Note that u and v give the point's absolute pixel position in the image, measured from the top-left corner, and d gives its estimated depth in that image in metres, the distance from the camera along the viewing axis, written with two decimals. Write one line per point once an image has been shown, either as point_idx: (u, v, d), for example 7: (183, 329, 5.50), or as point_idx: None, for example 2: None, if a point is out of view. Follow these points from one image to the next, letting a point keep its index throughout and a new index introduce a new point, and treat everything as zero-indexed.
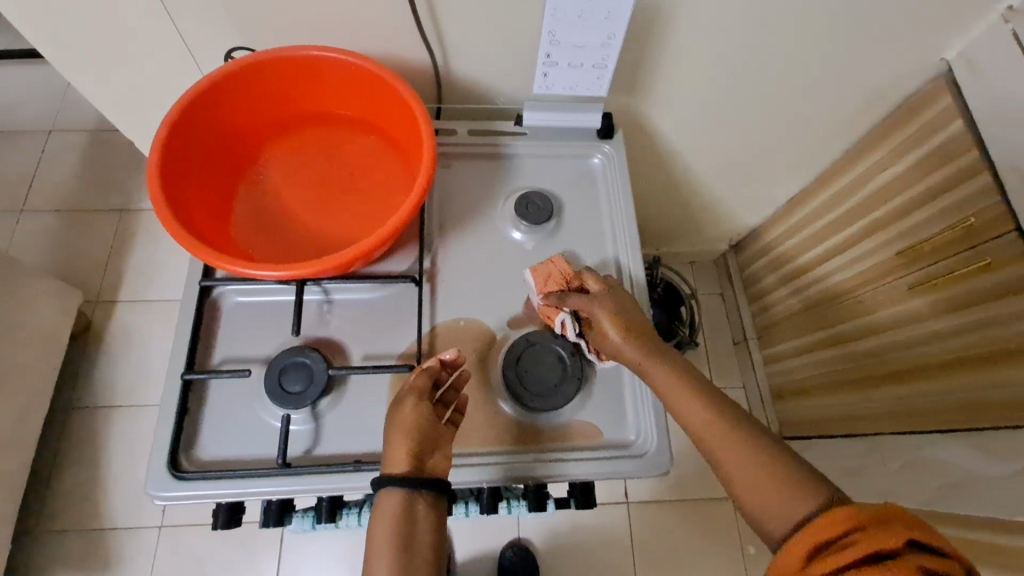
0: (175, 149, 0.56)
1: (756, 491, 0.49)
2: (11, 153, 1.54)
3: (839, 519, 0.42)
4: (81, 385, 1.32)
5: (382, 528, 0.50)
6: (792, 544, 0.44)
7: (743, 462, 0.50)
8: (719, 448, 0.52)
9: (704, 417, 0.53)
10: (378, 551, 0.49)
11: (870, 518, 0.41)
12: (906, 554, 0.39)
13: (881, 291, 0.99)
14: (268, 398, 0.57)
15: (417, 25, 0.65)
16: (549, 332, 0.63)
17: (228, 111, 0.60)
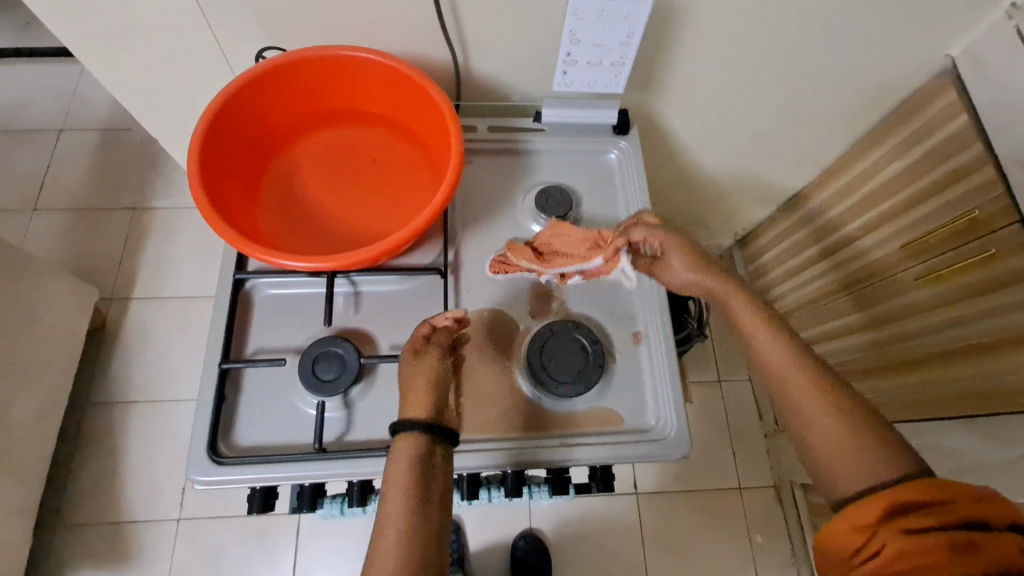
0: (212, 145, 0.58)
1: (838, 446, 0.51)
2: (23, 153, 1.55)
3: (933, 489, 0.46)
4: (98, 381, 1.34)
5: (399, 470, 0.50)
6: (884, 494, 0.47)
7: (830, 418, 0.51)
8: (804, 399, 0.53)
9: (795, 371, 0.54)
10: (394, 495, 0.49)
11: (972, 496, 0.45)
12: (999, 527, 0.44)
13: (887, 282, 1.01)
14: (302, 385, 0.59)
15: (440, 25, 0.67)
16: (571, 323, 0.66)
17: (261, 109, 0.62)
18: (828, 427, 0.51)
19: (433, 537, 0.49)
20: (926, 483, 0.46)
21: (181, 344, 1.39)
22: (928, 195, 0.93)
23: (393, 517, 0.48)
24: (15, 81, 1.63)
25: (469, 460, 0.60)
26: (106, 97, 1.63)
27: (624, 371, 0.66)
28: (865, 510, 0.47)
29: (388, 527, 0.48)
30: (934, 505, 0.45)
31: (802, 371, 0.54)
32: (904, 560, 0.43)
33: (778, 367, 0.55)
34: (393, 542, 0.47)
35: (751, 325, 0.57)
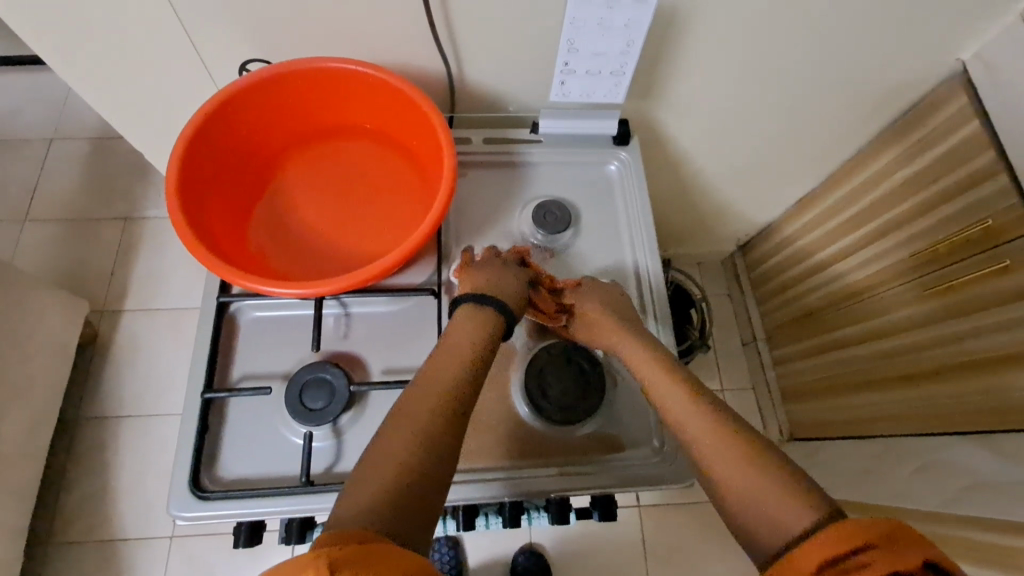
0: (193, 163, 0.55)
1: (745, 492, 0.45)
2: (13, 163, 1.53)
3: (845, 536, 0.37)
4: (89, 396, 1.31)
5: (461, 339, 0.53)
6: (794, 556, 0.39)
7: (736, 467, 0.47)
8: (709, 451, 0.49)
9: (699, 423, 0.51)
10: (447, 357, 0.51)
11: (880, 536, 0.37)
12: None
13: (895, 293, 0.99)
14: (289, 414, 0.56)
15: (432, 35, 0.64)
16: (571, 344, 0.63)
17: (245, 125, 0.59)
18: (730, 466, 0.47)
19: (466, 408, 0.49)
20: (834, 532, 0.38)
21: (174, 357, 1.36)
22: (937, 204, 0.90)
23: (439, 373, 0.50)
24: (5, 90, 1.61)
25: (463, 491, 0.58)
26: None
27: (624, 394, 0.63)
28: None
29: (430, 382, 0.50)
30: (841, 563, 0.36)
31: (707, 422, 0.51)
32: None
33: (683, 421, 0.52)
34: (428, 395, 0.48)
35: (648, 376, 0.56)
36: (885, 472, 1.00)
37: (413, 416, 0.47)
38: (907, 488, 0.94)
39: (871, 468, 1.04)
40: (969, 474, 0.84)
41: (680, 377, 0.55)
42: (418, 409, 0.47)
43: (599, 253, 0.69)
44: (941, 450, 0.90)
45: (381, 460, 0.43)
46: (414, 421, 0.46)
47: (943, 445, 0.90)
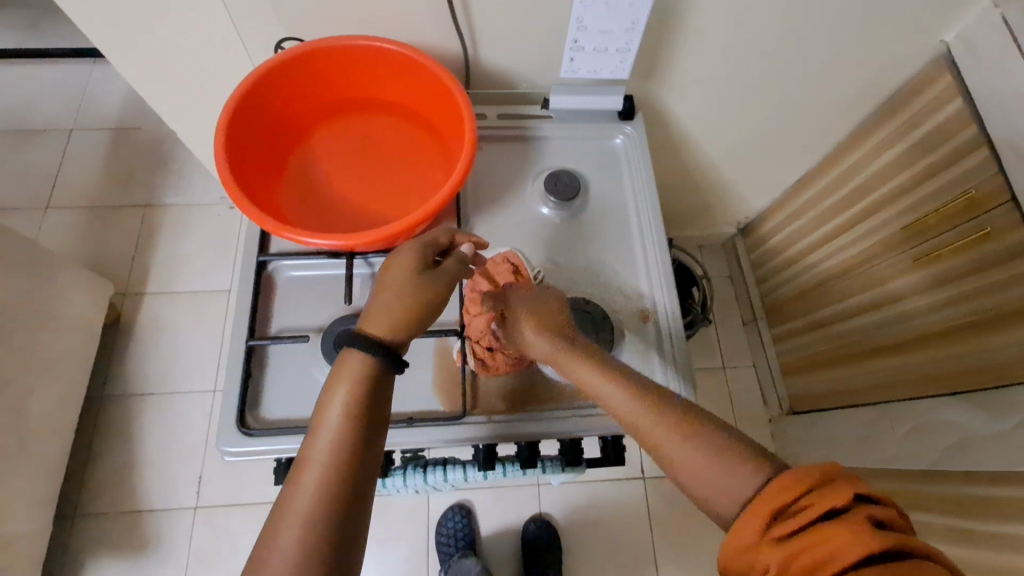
0: (235, 132, 0.60)
1: (715, 485, 0.46)
2: (36, 153, 1.59)
3: (789, 485, 0.42)
4: (115, 374, 1.37)
5: (331, 414, 0.48)
6: (748, 518, 0.43)
7: (715, 472, 0.46)
8: (682, 458, 0.48)
9: (664, 434, 0.49)
10: (316, 443, 0.47)
11: (816, 480, 0.42)
12: (851, 507, 0.40)
13: (886, 265, 1.04)
14: (324, 360, 0.61)
15: (452, 16, 0.69)
16: (581, 300, 0.68)
17: (283, 97, 0.64)
18: (695, 458, 0.47)
19: (350, 498, 0.46)
20: (780, 482, 0.43)
21: (196, 339, 1.42)
22: (924, 179, 0.96)
23: (313, 466, 0.46)
24: (30, 83, 1.67)
25: (484, 431, 0.62)
26: (118, 98, 1.67)
27: (632, 348, 0.68)
28: (735, 543, 0.43)
29: (300, 486, 0.45)
30: (790, 510, 0.42)
31: (680, 434, 0.49)
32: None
33: (667, 442, 0.49)
34: (303, 501, 0.44)
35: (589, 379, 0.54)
36: (881, 437, 1.06)
37: (290, 531, 0.43)
38: (900, 450, 1.01)
39: (868, 434, 1.10)
40: (955, 431, 0.91)
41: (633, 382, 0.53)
42: (287, 524, 0.43)
43: (606, 220, 0.75)
44: (931, 412, 0.96)
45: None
46: (289, 538, 0.42)
47: (933, 407, 0.95)
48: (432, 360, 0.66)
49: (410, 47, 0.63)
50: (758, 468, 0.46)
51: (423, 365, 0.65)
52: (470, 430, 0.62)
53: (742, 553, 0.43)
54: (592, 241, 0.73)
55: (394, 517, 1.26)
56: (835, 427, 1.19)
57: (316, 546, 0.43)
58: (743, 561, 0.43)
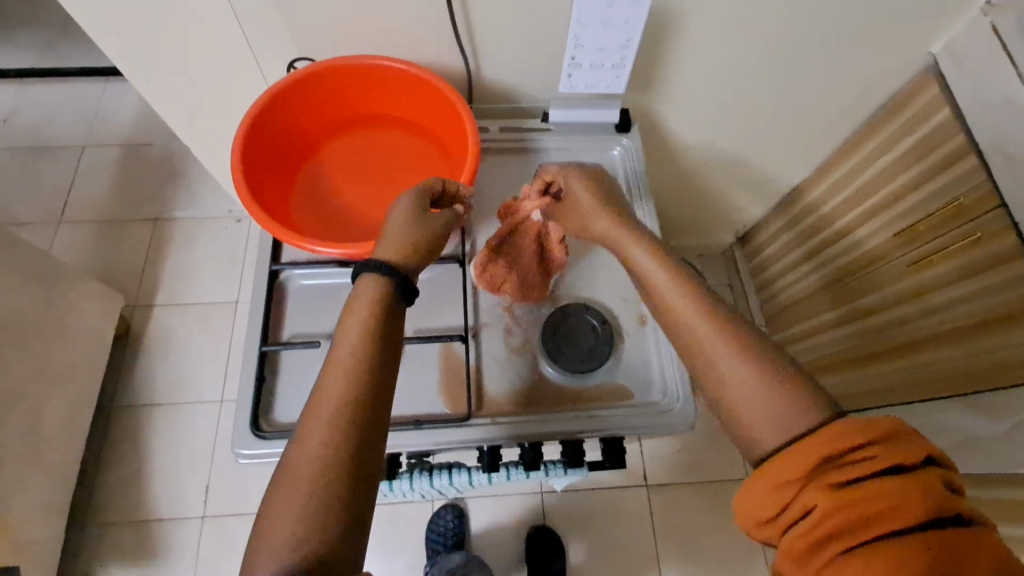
0: (251, 147, 0.63)
1: (747, 388, 0.49)
2: (49, 169, 1.63)
3: (854, 432, 0.44)
4: (125, 385, 1.39)
5: (350, 329, 0.51)
6: (795, 453, 0.45)
7: (751, 381, 0.49)
8: (720, 362, 0.51)
9: (704, 323, 0.53)
10: (341, 354, 0.50)
11: (884, 436, 0.44)
12: (916, 468, 0.43)
13: (882, 270, 1.06)
14: None
15: (454, 34, 0.72)
16: (581, 305, 0.71)
17: (297, 112, 0.68)
18: (735, 362, 0.50)
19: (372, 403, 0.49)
20: (846, 426, 0.45)
21: (204, 351, 1.44)
22: (917, 185, 0.98)
23: (331, 388, 0.48)
24: (43, 102, 1.72)
25: (489, 433, 0.64)
26: (129, 115, 1.72)
27: (631, 351, 0.70)
28: (776, 473, 0.45)
29: (327, 393, 0.48)
30: (851, 457, 0.44)
31: (723, 344, 0.52)
32: (831, 515, 0.42)
33: (703, 335, 0.53)
34: (329, 406, 0.47)
35: (646, 268, 0.59)
36: None
37: (314, 447, 0.45)
38: None
39: None
40: (958, 431, 0.92)
41: (686, 276, 0.57)
42: (315, 427, 0.46)
43: None
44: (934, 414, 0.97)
45: (290, 497, 0.43)
46: (312, 452, 0.45)
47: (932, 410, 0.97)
48: (437, 363, 0.68)
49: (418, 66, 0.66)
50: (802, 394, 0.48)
51: (428, 369, 0.67)
52: (475, 431, 0.64)
53: (781, 487, 0.45)
54: (592, 249, 0.76)
55: (400, 525, 1.28)
56: None
57: (342, 444, 0.46)
58: (781, 492, 0.45)
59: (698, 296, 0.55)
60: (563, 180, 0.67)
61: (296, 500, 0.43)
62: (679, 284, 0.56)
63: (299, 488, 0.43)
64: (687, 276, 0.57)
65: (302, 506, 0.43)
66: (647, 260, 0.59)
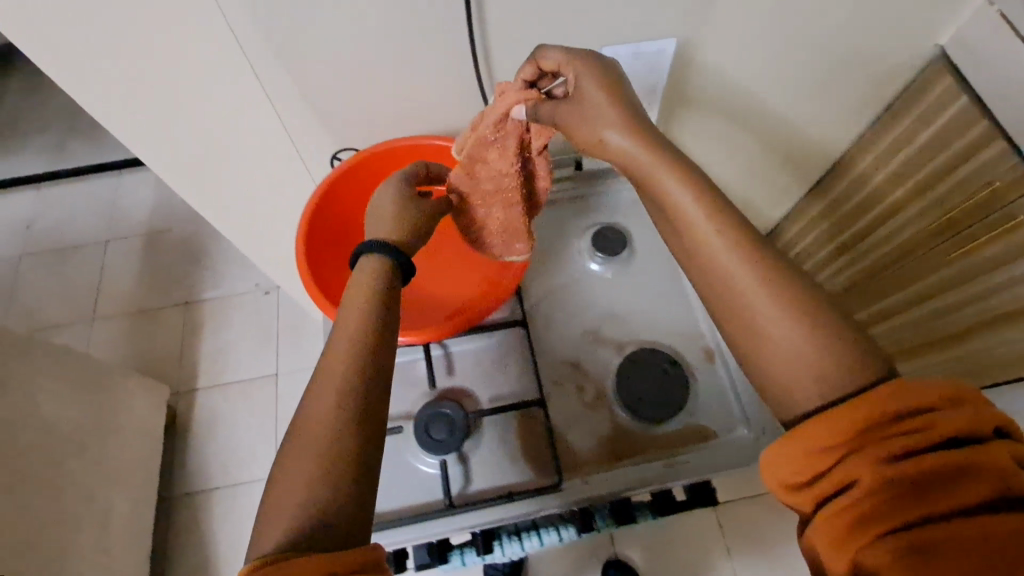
0: (312, 237, 0.69)
1: (781, 332, 0.44)
2: (76, 269, 1.66)
3: (912, 394, 0.39)
4: (180, 473, 1.40)
5: (351, 306, 0.52)
6: (838, 413, 0.40)
7: (791, 320, 0.44)
8: (757, 301, 0.46)
9: (734, 261, 0.47)
10: (344, 329, 0.51)
11: (947, 401, 0.39)
12: (988, 440, 0.38)
13: (917, 263, 0.98)
14: (419, 447, 0.65)
15: (481, 93, 0.75)
16: (649, 349, 0.71)
17: (349, 196, 0.72)
18: (776, 310, 0.45)
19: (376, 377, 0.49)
20: (899, 386, 0.40)
21: (252, 427, 1.44)
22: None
23: (329, 373, 0.48)
24: (62, 204, 1.76)
25: (584, 495, 0.64)
26: (146, 204, 1.75)
27: (705, 390, 0.70)
28: (813, 434, 0.40)
29: (331, 364, 0.49)
30: (908, 423, 0.39)
31: (759, 284, 0.46)
32: (882, 487, 0.37)
33: (739, 275, 0.46)
34: (333, 379, 0.48)
35: (665, 187, 0.51)
36: None
37: (314, 431, 0.45)
38: None
39: None
40: None
41: (716, 205, 0.49)
42: (320, 398, 0.47)
43: (655, 266, 0.77)
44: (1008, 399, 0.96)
45: (292, 479, 0.43)
46: (312, 437, 0.45)
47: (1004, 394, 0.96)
48: (514, 430, 0.66)
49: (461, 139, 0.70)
50: (868, 369, 0.42)
51: (507, 438, 0.66)
52: (571, 497, 0.64)
53: (819, 452, 0.40)
54: (645, 290, 0.76)
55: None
56: None
57: (344, 413, 0.46)
58: (818, 457, 0.40)
59: (730, 224, 0.48)
60: (572, 73, 0.56)
61: (296, 482, 0.43)
62: (700, 212, 0.49)
63: (307, 470, 0.43)
64: (716, 203, 0.49)
65: (303, 490, 0.43)
66: (671, 184, 0.50)
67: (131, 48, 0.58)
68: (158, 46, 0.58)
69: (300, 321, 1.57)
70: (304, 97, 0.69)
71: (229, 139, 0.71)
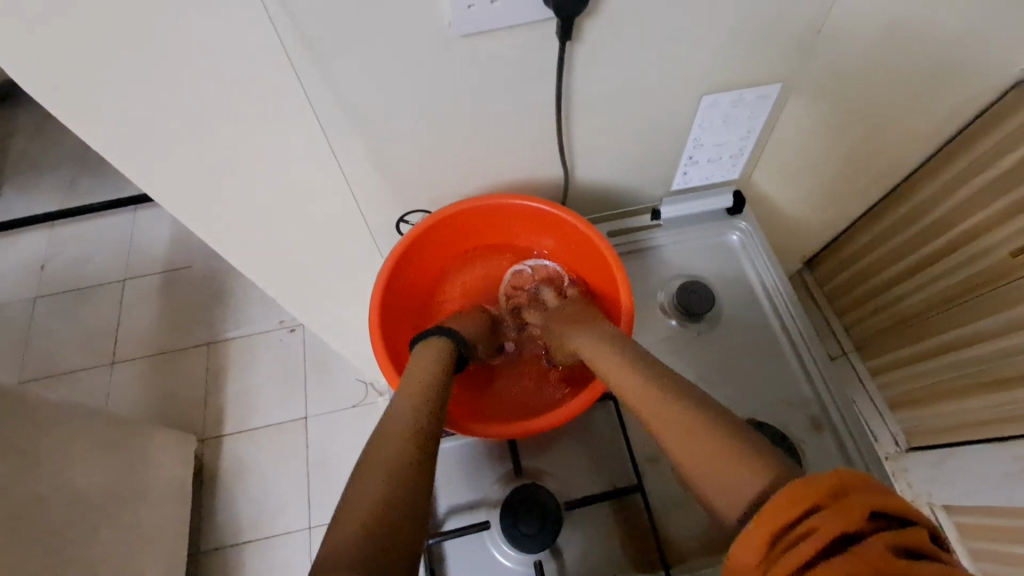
0: (387, 301, 0.69)
1: (692, 456, 0.45)
2: (93, 311, 1.60)
3: (795, 499, 0.36)
4: (207, 528, 1.33)
5: (422, 364, 0.61)
6: (747, 536, 0.37)
7: (689, 443, 0.46)
8: (665, 431, 0.49)
9: (645, 402, 0.52)
10: (416, 377, 0.58)
11: (827, 494, 0.36)
12: (870, 532, 0.34)
13: (1005, 293, 0.89)
14: (507, 544, 0.59)
15: (556, 144, 0.70)
16: (753, 423, 0.66)
17: (428, 252, 0.74)
18: (671, 429, 0.48)
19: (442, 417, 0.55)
20: (783, 497, 0.37)
21: (282, 475, 1.37)
22: (1014, 214, 0.85)
23: (404, 410, 0.53)
24: (77, 242, 1.70)
25: None
26: (163, 240, 1.69)
27: (814, 459, 0.67)
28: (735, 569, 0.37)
29: (406, 399, 0.54)
30: (796, 533, 0.35)
31: (667, 411, 0.49)
32: None
33: (653, 420, 0.50)
34: (410, 410, 0.53)
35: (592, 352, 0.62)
36: None
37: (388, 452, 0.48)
38: None
39: None
40: None
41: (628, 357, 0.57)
42: (399, 423, 0.51)
43: (745, 321, 0.75)
44: None
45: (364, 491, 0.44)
46: (391, 447, 0.48)
47: None
48: (611, 518, 0.61)
49: (552, 203, 0.71)
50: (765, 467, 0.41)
51: (603, 528, 0.61)
52: None
53: None
54: (737, 348, 0.73)
55: None
56: (967, 465, 1.01)
57: (420, 437, 0.50)
58: None
59: (637, 368, 0.55)
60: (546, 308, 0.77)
61: (367, 494, 0.44)
62: (612, 361, 0.58)
63: (387, 475, 0.46)
64: (626, 353, 0.59)
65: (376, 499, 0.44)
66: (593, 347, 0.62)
67: (205, 110, 0.58)
68: (230, 108, 0.58)
69: (328, 361, 1.50)
70: (367, 149, 0.65)
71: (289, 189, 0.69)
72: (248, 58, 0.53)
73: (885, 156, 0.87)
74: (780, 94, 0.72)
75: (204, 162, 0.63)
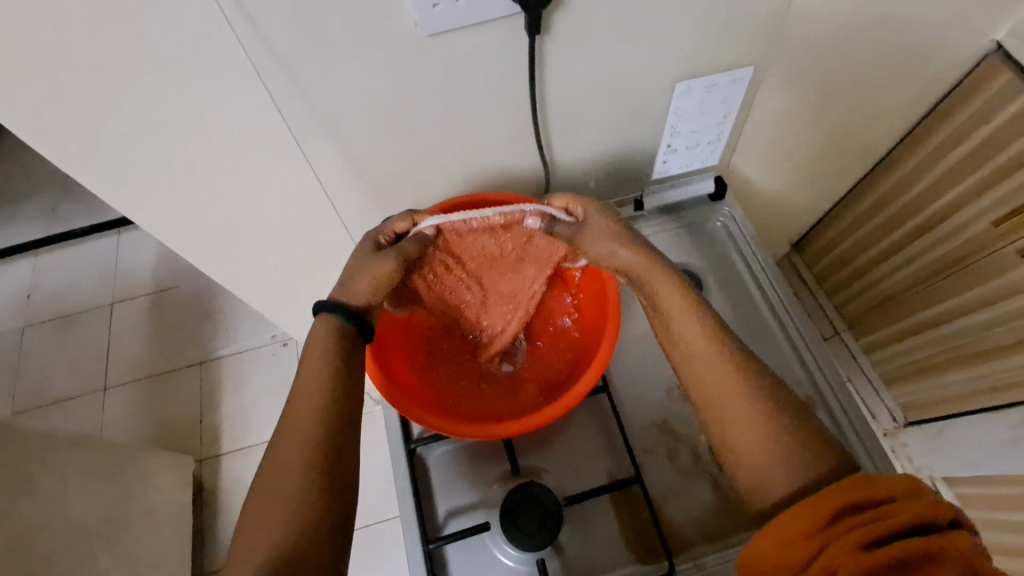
0: None
1: (748, 431, 0.51)
2: (81, 337, 1.58)
3: (876, 486, 0.43)
4: (210, 549, 1.31)
5: (311, 361, 0.56)
6: (824, 497, 0.43)
7: (751, 420, 0.51)
8: (728, 399, 0.53)
9: (716, 366, 0.54)
10: (306, 381, 0.55)
11: (906, 490, 0.42)
12: (943, 529, 0.40)
13: (990, 261, 0.90)
14: (508, 544, 0.58)
15: (534, 141, 0.69)
16: None
17: None
18: (737, 397, 0.52)
19: (342, 420, 0.54)
20: (865, 480, 0.43)
21: None
22: (996, 181, 0.85)
23: (296, 437, 0.52)
24: (61, 269, 1.68)
25: None
26: (149, 262, 1.67)
27: None
28: (800, 518, 0.43)
29: (300, 415, 0.53)
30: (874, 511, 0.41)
31: (738, 385, 0.53)
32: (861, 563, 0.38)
33: (721, 386, 0.53)
34: (303, 428, 0.52)
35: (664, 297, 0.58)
36: None
37: (285, 488, 0.49)
38: None
39: None
40: None
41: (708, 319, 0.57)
42: (294, 446, 0.51)
43: (733, 304, 0.75)
44: None
45: (265, 526, 0.47)
46: (289, 478, 0.50)
47: None
48: (611, 511, 0.61)
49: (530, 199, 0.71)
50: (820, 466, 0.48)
51: (603, 522, 0.61)
52: None
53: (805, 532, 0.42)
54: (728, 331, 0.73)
55: None
56: (964, 436, 1.02)
57: (316, 456, 0.51)
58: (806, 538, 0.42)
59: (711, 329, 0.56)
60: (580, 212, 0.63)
61: (271, 531, 0.47)
62: (682, 304, 0.58)
63: (288, 509, 0.48)
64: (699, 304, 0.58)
65: (275, 534, 0.47)
66: (664, 288, 0.59)
67: (177, 126, 0.57)
68: (200, 122, 0.57)
69: None
70: (344, 156, 0.64)
71: (267, 200, 0.68)
72: (215, 71, 0.52)
73: (863, 134, 0.87)
74: (753, 77, 0.72)
75: (182, 179, 0.63)
